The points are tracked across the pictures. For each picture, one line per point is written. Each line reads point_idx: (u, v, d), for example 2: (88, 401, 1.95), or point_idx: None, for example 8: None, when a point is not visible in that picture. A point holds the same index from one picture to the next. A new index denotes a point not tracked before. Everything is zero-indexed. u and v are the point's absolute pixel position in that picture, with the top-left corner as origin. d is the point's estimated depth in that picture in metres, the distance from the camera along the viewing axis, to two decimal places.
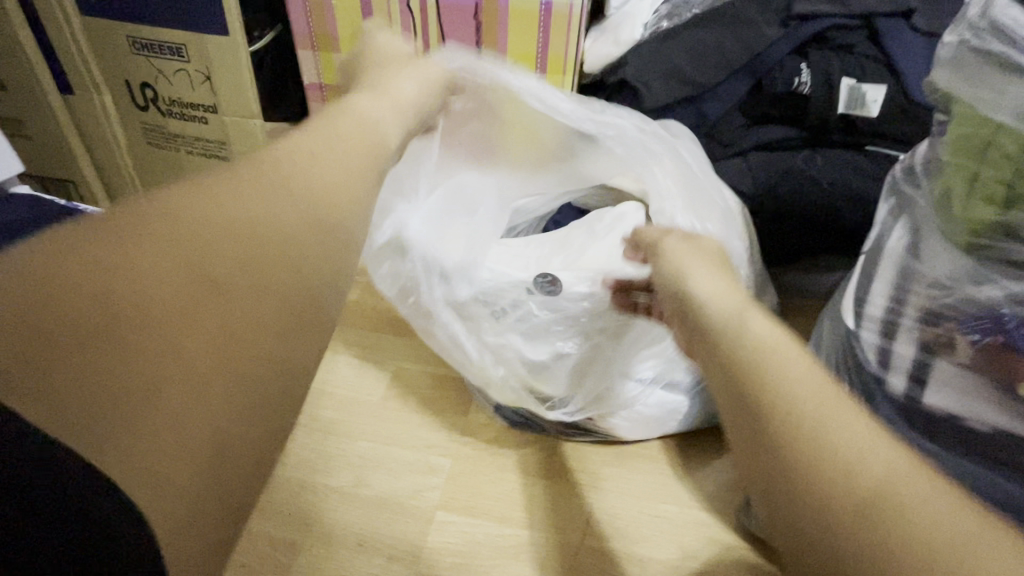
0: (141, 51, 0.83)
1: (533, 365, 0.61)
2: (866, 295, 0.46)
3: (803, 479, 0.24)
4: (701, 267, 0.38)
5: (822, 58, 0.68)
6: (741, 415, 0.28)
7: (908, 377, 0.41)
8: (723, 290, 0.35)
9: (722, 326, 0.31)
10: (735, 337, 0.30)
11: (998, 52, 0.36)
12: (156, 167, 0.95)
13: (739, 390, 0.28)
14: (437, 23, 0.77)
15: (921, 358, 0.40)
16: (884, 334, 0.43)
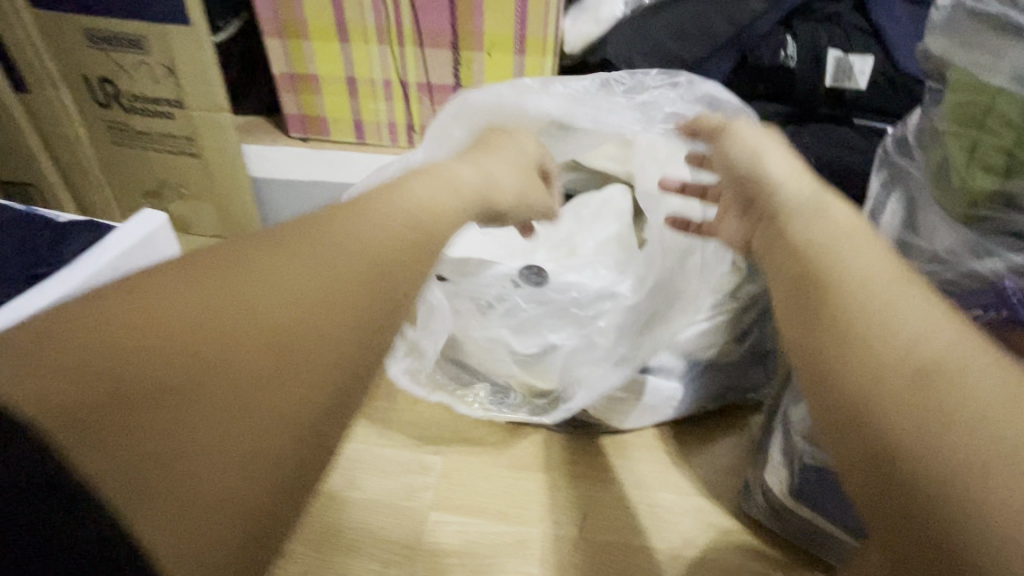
0: (99, 45, 0.79)
1: (525, 362, 0.59)
2: None
3: (836, 357, 0.27)
4: (774, 147, 0.43)
5: (808, 30, 0.66)
6: (809, 321, 0.30)
7: None
8: (794, 172, 0.40)
9: (795, 211, 0.36)
10: (824, 231, 0.33)
11: (996, 12, 0.35)
12: (123, 166, 0.91)
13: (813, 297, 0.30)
14: (410, 6, 0.74)
15: None
16: None
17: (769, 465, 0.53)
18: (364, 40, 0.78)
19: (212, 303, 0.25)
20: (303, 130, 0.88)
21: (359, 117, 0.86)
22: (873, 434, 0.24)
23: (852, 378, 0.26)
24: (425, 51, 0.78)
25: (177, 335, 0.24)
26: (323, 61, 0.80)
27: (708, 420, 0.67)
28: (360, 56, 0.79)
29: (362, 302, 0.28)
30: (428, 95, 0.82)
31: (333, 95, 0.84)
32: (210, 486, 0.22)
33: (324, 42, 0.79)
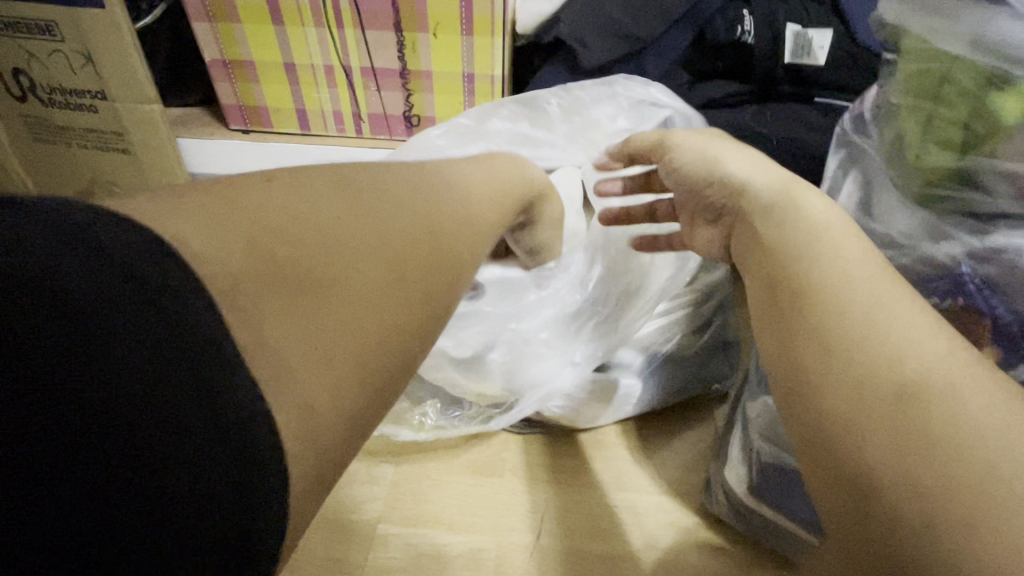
0: (7, 32, 0.72)
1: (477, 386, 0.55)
2: None
3: (817, 378, 0.25)
4: (725, 146, 0.40)
5: (765, 4, 0.63)
6: (784, 334, 0.28)
7: None
8: (760, 167, 0.37)
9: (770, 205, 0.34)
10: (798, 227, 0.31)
11: None
12: (48, 165, 0.84)
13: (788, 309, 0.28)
14: None
15: None
16: None
17: (728, 463, 0.51)
18: (299, 22, 0.72)
19: (325, 210, 0.28)
20: (244, 122, 0.83)
21: (302, 106, 0.81)
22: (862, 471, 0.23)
23: (817, 377, 0.25)
24: (366, 33, 0.73)
25: (312, 230, 0.27)
26: (257, 45, 0.75)
27: (673, 415, 0.65)
28: (297, 40, 0.74)
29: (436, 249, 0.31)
30: (374, 80, 0.77)
31: (272, 83, 0.79)
32: (326, 360, 0.25)
33: (256, 25, 0.73)
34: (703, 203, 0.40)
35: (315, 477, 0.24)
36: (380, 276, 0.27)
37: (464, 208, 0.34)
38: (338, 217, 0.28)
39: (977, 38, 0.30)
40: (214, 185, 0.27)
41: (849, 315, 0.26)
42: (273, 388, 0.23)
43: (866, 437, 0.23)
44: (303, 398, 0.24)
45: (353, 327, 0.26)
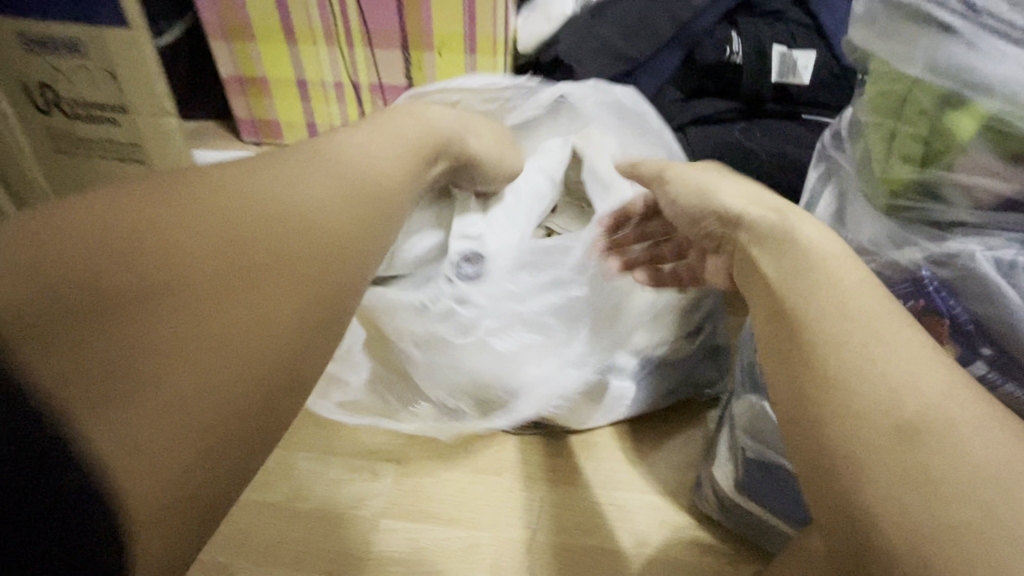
0: (34, 50, 0.76)
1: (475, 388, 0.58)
2: None
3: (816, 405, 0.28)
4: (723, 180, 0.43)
5: (752, 26, 0.66)
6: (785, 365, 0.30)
7: None
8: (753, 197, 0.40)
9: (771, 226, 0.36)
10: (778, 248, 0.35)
11: (910, 2, 0.34)
12: (68, 175, 0.88)
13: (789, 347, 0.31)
14: (356, 5, 0.72)
15: None
16: None
17: (716, 462, 0.53)
18: (312, 41, 0.76)
19: (146, 259, 0.29)
20: (257, 134, 0.87)
21: (312, 120, 0.85)
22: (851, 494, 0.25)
23: (825, 414, 0.27)
24: (374, 52, 0.76)
25: (128, 290, 0.28)
26: (271, 63, 0.79)
27: (666, 417, 0.67)
28: (309, 58, 0.78)
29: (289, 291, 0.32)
30: (381, 96, 0.81)
31: (284, 99, 0.83)
32: (143, 432, 0.26)
33: (271, 44, 0.77)
34: (703, 233, 0.43)
35: (199, 505, 0.28)
36: (217, 330, 0.29)
37: (316, 220, 0.34)
38: (247, 250, 0.31)
39: (935, 65, 0.33)
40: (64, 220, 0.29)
41: (848, 353, 0.28)
42: (132, 451, 0.26)
43: (874, 472, 0.25)
44: (179, 446, 0.27)
45: (180, 404, 0.27)
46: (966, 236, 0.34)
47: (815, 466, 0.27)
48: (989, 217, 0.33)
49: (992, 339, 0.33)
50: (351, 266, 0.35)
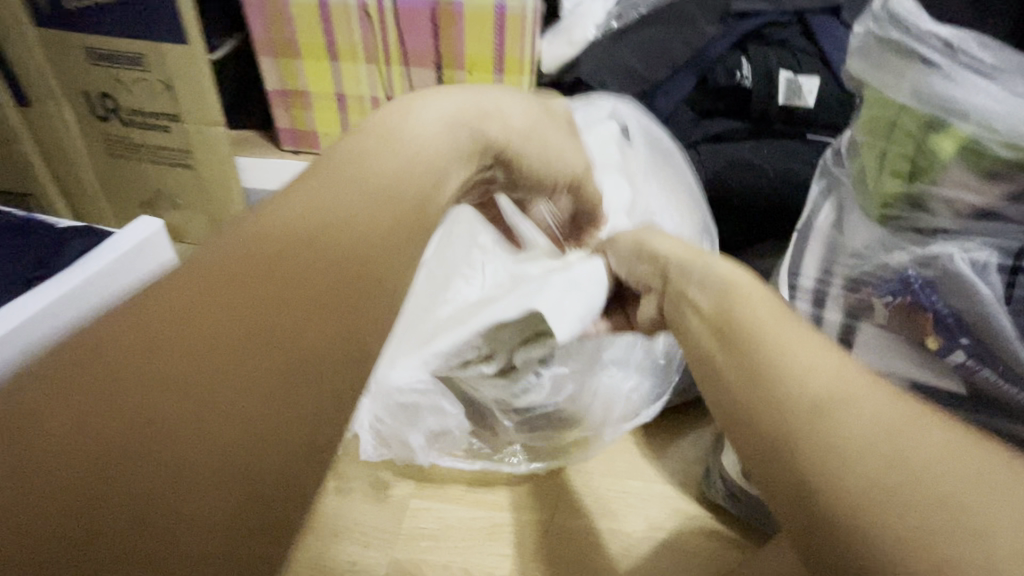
0: (98, 62, 0.83)
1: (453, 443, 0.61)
2: (793, 265, 0.47)
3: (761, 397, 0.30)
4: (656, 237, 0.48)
5: (760, 54, 0.72)
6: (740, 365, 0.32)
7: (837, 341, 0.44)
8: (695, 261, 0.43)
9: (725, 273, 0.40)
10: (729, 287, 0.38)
11: (899, 40, 0.39)
12: (120, 178, 0.94)
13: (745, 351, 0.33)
14: (395, 28, 0.79)
15: (846, 322, 0.44)
16: (814, 303, 0.46)
17: (725, 451, 0.58)
18: (352, 59, 0.83)
19: (140, 366, 0.25)
20: (296, 144, 0.93)
21: (348, 131, 0.91)
22: (803, 474, 0.26)
23: (757, 405, 0.30)
24: (410, 71, 0.83)
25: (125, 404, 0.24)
26: (314, 78, 0.85)
27: (677, 415, 0.71)
28: (348, 75, 0.84)
29: (311, 334, 0.29)
30: None
31: (324, 111, 0.89)
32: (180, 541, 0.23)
33: (315, 61, 0.83)
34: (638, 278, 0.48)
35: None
36: (242, 409, 0.26)
37: (322, 260, 0.30)
38: (240, 291, 0.28)
39: (921, 92, 0.38)
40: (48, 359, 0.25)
41: (771, 354, 0.31)
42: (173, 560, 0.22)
43: (809, 446, 0.27)
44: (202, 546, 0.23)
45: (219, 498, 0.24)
46: (947, 242, 0.39)
47: (756, 458, 0.29)
48: (966, 226, 0.38)
49: (969, 331, 0.37)
50: (360, 285, 0.31)
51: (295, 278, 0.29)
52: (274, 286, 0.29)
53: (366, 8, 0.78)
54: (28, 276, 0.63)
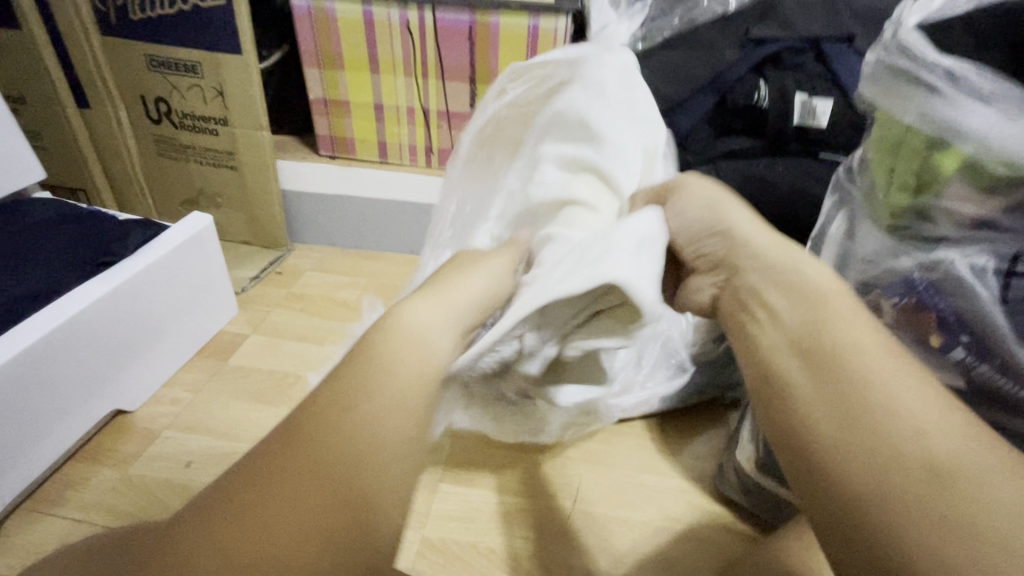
0: (157, 69, 0.89)
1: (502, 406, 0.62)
2: None
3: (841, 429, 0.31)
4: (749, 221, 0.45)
5: (778, 77, 0.76)
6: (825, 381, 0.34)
7: None
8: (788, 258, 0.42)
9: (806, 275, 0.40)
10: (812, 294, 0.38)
11: (908, 68, 0.44)
12: (166, 177, 1.00)
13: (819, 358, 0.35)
14: (434, 44, 0.84)
15: None
16: None
17: (739, 446, 0.61)
18: (392, 72, 0.88)
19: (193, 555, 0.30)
20: (332, 150, 0.99)
21: (383, 138, 0.96)
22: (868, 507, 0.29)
23: (829, 435, 0.32)
24: (445, 84, 0.88)
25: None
26: (354, 88, 0.91)
27: (691, 417, 0.75)
28: (387, 86, 0.90)
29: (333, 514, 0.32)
30: (446, 121, 0.92)
31: (362, 119, 0.94)
32: None
33: (356, 73, 0.89)
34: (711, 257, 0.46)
35: None
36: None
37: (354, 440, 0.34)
38: (279, 483, 0.32)
39: (925, 113, 0.43)
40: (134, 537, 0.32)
41: (858, 376, 0.33)
42: None
43: (881, 479, 0.29)
44: None
45: None
46: (949, 249, 0.43)
47: (810, 478, 0.32)
48: (965, 235, 0.42)
49: (969, 329, 0.42)
50: (379, 463, 0.34)
51: (323, 466, 0.33)
52: (302, 476, 0.32)
53: (407, 24, 0.83)
54: (91, 263, 0.68)
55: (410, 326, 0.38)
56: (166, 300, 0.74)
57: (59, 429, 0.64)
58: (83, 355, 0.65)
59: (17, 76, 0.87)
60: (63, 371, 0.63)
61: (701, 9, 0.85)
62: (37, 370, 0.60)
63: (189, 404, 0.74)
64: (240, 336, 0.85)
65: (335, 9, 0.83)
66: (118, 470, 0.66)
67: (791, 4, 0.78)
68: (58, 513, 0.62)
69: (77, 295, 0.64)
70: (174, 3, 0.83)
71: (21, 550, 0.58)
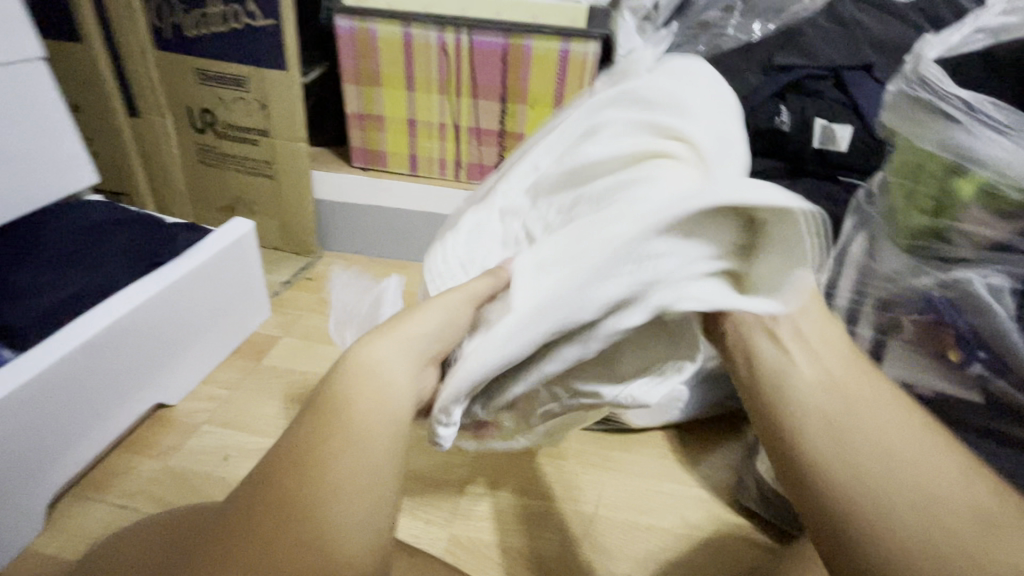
0: (206, 82, 0.94)
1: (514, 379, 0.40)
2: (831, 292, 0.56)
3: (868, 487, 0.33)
4: None
5: (799, 103, 0.80)
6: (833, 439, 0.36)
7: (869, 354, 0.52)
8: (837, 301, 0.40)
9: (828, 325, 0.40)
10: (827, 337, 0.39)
11: (928, 99, 0.46)
12: (206, 184, 1.05)
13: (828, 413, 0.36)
14: (468, 64, 0.89)
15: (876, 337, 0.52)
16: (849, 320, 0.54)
17: (760, 457, 0.63)
18: (426, 90, 0.92)
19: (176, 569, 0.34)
20: (365, 162, 1.03)
21: (414, 153, 1.00)
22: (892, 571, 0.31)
23: (845, 483, 0.34)
24: (477, 102, 0.92)
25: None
26: (390, 104, 0.95)
27: (709, 429, 0.77)
28: (421, 103, 0.94)
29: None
30: (476, 137, 0.96)
31: (395, 133, 0.98)
32: None
33: (393, 90, 0.93)
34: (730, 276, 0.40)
35: None
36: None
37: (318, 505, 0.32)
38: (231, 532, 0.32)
39: (945, 143, 0.45)
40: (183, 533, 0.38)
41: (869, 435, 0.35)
42: None
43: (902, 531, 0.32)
44: None
45: None
46: (970, 268, 0.46)
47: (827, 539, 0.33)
48: (984, 256, 0.45)
49: (987, 346, 0.45)
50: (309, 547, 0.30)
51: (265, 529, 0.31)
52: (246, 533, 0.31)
53: (444, 45, 0.87)
54: (144, 263, 0.72)
55: (359, 365, 0.37)
56: (209, 303, 0.78)
57: (108, 420, 0.68)
58: (132, 353, 0.68)
59: (75, 86, 0.93)
60: (114, 367, 0.66)
61: (726, 35, 0.89)
62: (90, 365, 0.63)
63: (226, 400, 0.77)
64: (273, 337, 0.88)
65: (377, 30, 0.87)
66: (160, 461, 0.69)
67: (812, 34, 0.81)
68: (105, 500, 0.65)
69: (126, 296, 0.67)
70: (226, 21, 0.88)
71: (72, 534, 0.62)
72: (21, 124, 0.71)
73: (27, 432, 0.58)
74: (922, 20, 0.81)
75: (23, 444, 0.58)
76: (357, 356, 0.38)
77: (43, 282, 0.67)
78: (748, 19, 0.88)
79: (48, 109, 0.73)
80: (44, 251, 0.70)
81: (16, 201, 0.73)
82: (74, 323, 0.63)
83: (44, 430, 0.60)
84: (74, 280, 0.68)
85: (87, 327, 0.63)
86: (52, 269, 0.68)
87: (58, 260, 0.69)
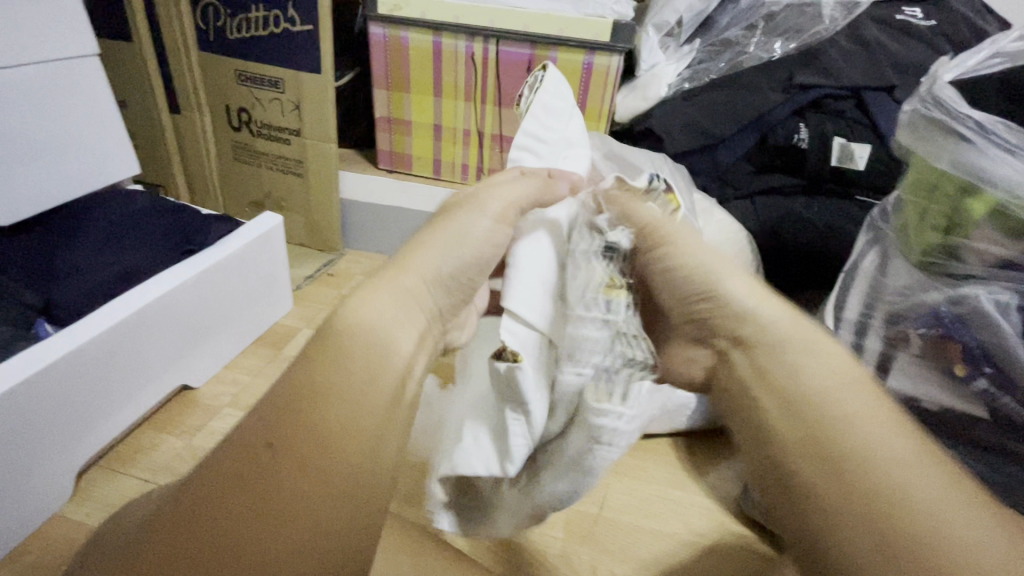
0: (244, 82, 0.99)
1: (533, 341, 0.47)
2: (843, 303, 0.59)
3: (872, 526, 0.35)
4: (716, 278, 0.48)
5: (818, 121, 0.81)
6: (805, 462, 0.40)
7: (876, 365, 0.54)
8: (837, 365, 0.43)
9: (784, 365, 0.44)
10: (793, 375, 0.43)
11: (941, 120, 0.48)
12: (238, 180, 1.09)
13: (809, 449, 0.40)
14: (495, 74, 0.92)
15: (885, 350, 0.54)
16: (859, 332, 0.56)
17: None
18: (453, 97, 0.96)
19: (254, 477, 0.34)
20: (390, 164, 1.06)
21: (438, 157, 1.03)
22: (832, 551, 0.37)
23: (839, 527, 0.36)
24: (501, 109, 0.95)
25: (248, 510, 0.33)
26: (417, 109, 0.98)
27: (717, 441, 0.77)
28: (447, 109, 0.97)
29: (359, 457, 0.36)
30: (499, 144, 0.99)
31: (420, 138, 1.01)
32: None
33: (421, 95, 0.96)
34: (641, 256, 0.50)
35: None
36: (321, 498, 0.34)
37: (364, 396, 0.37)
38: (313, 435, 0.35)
39: (957, 161, 0.47)
40: (212, 468, 0.36)
41: (848, 454, 0.38)
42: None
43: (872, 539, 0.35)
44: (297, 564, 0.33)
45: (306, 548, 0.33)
46: (979, 285, 0.47)
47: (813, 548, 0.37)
48: (989, 273, 0.46)
49: (993, 362, 0.46)
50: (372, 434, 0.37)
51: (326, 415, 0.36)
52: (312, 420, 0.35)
53: (472, 55, 0.90)
54: (178, 250, 0.76)
55: (344, 335, 0.38)
56: (237, 292, 0.80)
57: (137, 398, 0.71)
58: (164, 336, 0.71)
59: (123, 82, 0.98)
60: (146, 348, 0.69)
61: (747, 53, 0.88)
62: (124, 345, 0.66)
63: (248, 385, 0.81)
64: (295, 329, 0.91)
65: (409, 38, 0.90)
66: (184, 439, 0.73)
67: (834, 53, 0.82)
68: (130, 473, 0.69)
69: (160, 280, 0.69)
70: (267, 26, 0.92)
71: (98, 503, 0.66)
72: (71, 114, 0.74)
73: (62, 406, 0.61)
74: (944, 43, 0.82)
75: (59, 416, 0.61)
76: (340, 323, 0.39)
77: (87, 264, 0.71)
78: (770, 37, 0.88)
79: (97, 102, 0.76)
80: (88, 235, 0.74)
81: (64, 187, 0.76)
82: (111, 302, 0.65)
83: (77, 405, 0.63)
84: (114, 263, 0.71)
85: (124, 307, 0.65)
86: (95, 252, 0.72)
87: (100, 244, 0.73)
